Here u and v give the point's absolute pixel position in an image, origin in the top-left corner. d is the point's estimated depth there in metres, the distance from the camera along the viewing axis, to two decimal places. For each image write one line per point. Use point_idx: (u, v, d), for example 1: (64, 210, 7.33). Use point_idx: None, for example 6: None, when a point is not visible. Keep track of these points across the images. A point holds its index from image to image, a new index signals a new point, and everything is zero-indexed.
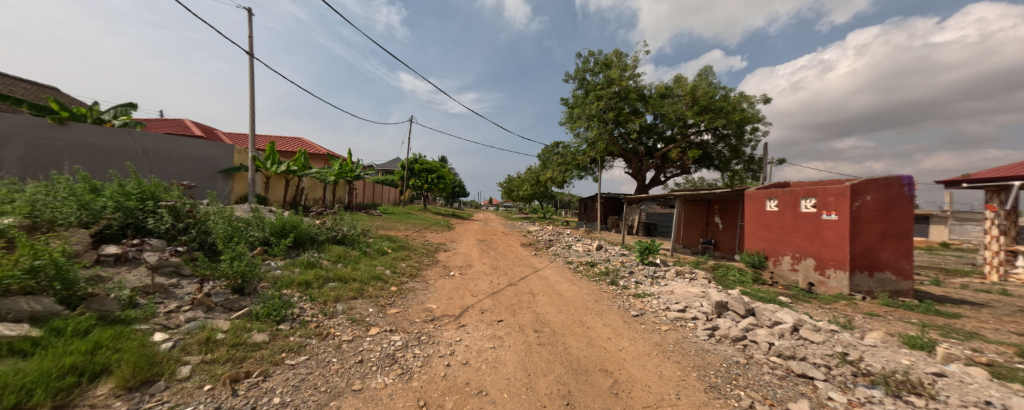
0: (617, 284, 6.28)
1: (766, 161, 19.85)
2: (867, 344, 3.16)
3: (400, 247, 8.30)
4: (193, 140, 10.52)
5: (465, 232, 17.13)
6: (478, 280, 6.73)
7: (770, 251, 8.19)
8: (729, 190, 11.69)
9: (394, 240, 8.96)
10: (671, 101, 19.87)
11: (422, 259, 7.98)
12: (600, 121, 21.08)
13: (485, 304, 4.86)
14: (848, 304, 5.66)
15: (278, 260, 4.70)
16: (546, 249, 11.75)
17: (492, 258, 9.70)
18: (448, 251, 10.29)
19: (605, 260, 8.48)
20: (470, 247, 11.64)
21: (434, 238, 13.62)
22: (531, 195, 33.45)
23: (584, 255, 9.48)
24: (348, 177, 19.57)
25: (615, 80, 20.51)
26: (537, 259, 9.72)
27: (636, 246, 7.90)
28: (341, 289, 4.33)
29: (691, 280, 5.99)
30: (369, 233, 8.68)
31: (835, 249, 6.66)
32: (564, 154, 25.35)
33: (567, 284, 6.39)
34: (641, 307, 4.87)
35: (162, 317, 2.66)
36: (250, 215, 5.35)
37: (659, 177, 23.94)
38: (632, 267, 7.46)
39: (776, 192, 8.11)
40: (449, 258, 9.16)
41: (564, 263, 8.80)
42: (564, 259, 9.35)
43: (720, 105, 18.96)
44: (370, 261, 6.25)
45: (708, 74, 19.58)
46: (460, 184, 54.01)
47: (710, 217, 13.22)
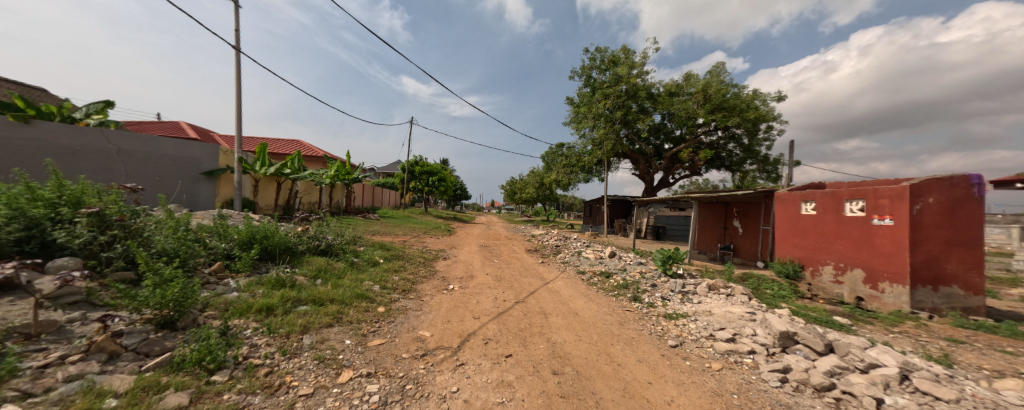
0: (642, 301, 5.43)
1: (781, 162, 18.92)
2: (1016, 402, 2.31)
3: (394, 256, 7.50)
4: (173, 140, 9.81)
5: (467, 237, 16.31)
6: (480, 296, 5.90)
7: (807, 259, 7.33)
8: (751, 191, 10.83)
9: (389, 248, 8.14)
10: (681, 99, 19.06)
11: (419, 270, 7.16)
12: (606, 121, 20.33)
13: (491, 330, 4.04)
14: (918, 326, 4.79)
15: (241, 277, 3.90)
16: (554, 256, 10.89)
17: (496, 267, 8.88)
18: (448, 260, 9.49)
19: (621, 270, 7.63)
20: (472, 255, 10.81)
21: (433, 244, 12.83)
22: (534, 198, 32.67)
23: (597, 264, 8.63)
24: (345, 179, 18.84)
25: (622, 78, 19.73)
26: (544, 268, 8.89)
27: (657, 255, 7.06)
28: (313, 315, 3.52)
29: (729, 297, 5.14)
30: (361, 240, 7.89)
31: (890, 260, 5.80)
32: (569, 156, 24.58)
33: (582, 301, 5.54)
34: (678, 333, 4.03)
35: (28, 376, 1.84)
36: (213, 222, 4.56)
37: (668, 179, 23.04)
38: (655, 280, 6.60)
39: (813, 194, 7.28)
40: (449, 268, 8.35)
41: (576, 273, 7.96)
42: (575, 268, 8.51)
43: (733, 103, 18.10)
44: (357, 274, 5.44)
45: (720, 71, 18.75)
46: (461, 186, 53.22)
47: (729, 221, 12.35)
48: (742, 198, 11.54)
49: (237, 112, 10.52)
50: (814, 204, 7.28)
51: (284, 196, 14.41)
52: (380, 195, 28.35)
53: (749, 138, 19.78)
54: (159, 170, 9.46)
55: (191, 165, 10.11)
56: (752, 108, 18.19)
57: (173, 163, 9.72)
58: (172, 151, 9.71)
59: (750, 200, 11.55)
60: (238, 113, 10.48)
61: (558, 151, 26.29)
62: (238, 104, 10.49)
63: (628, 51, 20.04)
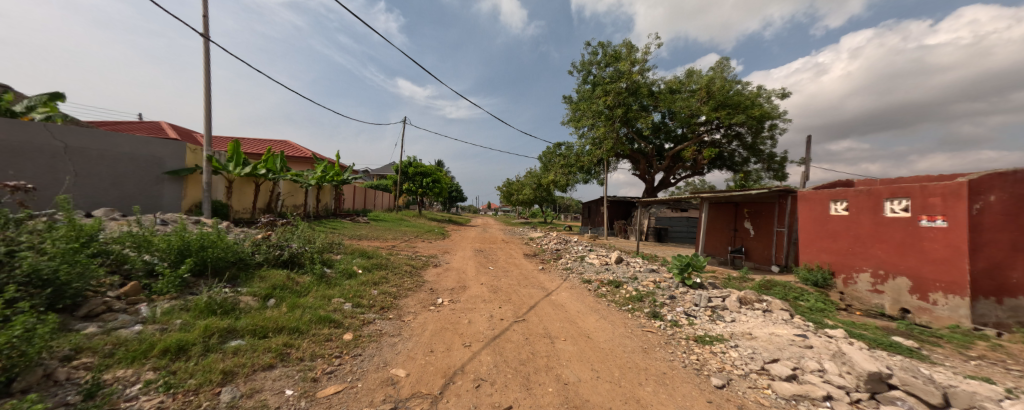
0: (663, 319, 4.60)
1: (786, 160, 18.30)
2: None
3: (377, 265, 6.60)
4: (133, 137, 8.90)
5: (461, 241, 15.44)
6: (473, 313, 5.03)
7: (838, 265, 6.58)
8: (765, 191, 10.10)
9: (371, 256, 7.23)
10: (684, 96, 18.42)
11: (404, 281, 6.26)
12: (607, 119, 19.62)
13: (485, 365, 3.18)
14: (995, 349, 4.00)
15: (159, 302, 3.01)
16: (555, 262, 10.08)
17: (492, 275, 8.04)
18: (439, 267, 8.62)
19: (631, 279, 6.82)
20: (465, 261, 9.91)
21: (424, 249, 11.92)
22: (531, 199, 31.93)
23: (603, 272, 7.80)
24: (332, 181, 17.89)
25: (623, 75, 19.04)
26: (546, 276, 8.04)
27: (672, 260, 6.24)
28: (246, 354, 2.63)
29: (767, 314, 4.34)
30: (340, 248, 6.99)
31: (944, 267, 5.05)
32: (568, 155, 23.87)
33: (594, 319, 4.70)
34: (721, 366, 3.20)
35: None
36: (137, 231, 3.65)
37: (669, 179, 22.31)
38: (673, 291, 5.79)
39: (845, 192, 6.54)
40: (439, 277, 7.47)
41: (581, 282, 7.12)
42: (579, 276, 7.70)
43: (737, 99, 17.44)
44: (325, 290, 4.54)
45: (723, 67, 18.14)
46: (457, 188, 52.36)
47: (739, 222, 11.62)
48: (754, 198, 10.82)
49: (206, 106, 9.60)
50: (845, 204, 6.54)
51: (263, 198, 13.48)
52: (372, 197, 27.39)
53: (753, 135, 19.15)
54: (115, 171, 8.55)
55: (153, 164, 9.18)
56: (757, 104, 17.55)
57: (131, 162, 8.81)
58: (130, 148, 8.81)
59: (762, 199, 10.83)
60: (208, 106, 9.56)
61: (556, 151, 25.60)
62: (207, 97, 9.57)
63: (629, 46, 19.44)
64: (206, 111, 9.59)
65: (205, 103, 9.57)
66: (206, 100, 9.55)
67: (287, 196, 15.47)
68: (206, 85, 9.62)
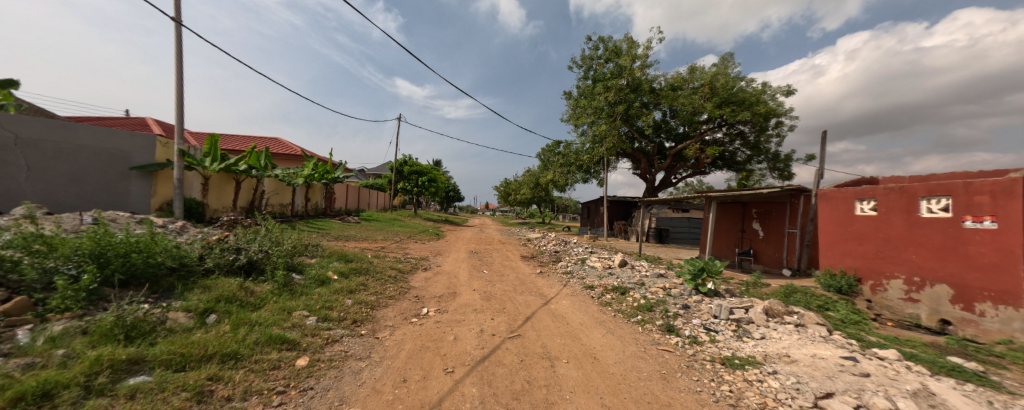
0: (679, 334, 3.99)
1: (792, 159, 17.75)
2: None
3: (357, 269, 5.93)
4: (95, 128, 8.24)
5: (456, 242, 14.80)
6: (461, 326, 4.38)
7: (865, 271, 6.00)
8: (777, 190, 9.53)
9: (353, 259, 6.56)
10: (686, 93, 17.89)
11: (386, 288, 5.61)
12: (607, 117, 19.06)
13: (469, 402, 2.53)
14: None
15: (48, 324, 2.35)
16: (554, 265, 9.46)
17: (486, 280, 7.39)
18: (430, 272, 7.96)
19: (638, 286, 6.21)
20: (458, 264, 9.26)
21: (416, 251, 11.27)
22: (529, 199, 31.29)
23: (607, 277, 7.17)
24: (321, 179, 17.19)
25: (624, 71, 18.51)
26: (545, 281, 7.42)
27: (688, 264, 5.57)
28: (144, 397, 1.97)
29: (800, 330, 3.74)
30: (316, 252, 6.32)
31: (993, 274, 4.47)
32: (566, 154, 23.33)
33: (600, 334, 4.08)
34: (760, 401, 2.58)
35: None
36: (43, 232, 2.98)
37: (671, 179, 21.87)
38: (686, 299, 5.18)
39: (874, 190, 5.95)
40: (428, 283, 6.84)
41: (583, 288, 6.50)
42: (581, 281, 7.08)
43: (743, 95, 16.84)
44: (287, 301, 3.88)
45: (728, 62, 17.58)
46: (454, 188, 51.79)
47: (747, 223, 11.07)
48: (764, 197, 10.26)
49: (178, 95, 8.88)
50: (874, 203, 5.95)
51: (246, 197, 12.82)
52: (366, 196, 26.70)
53: (757, 133, 18.59)
54: (74, 165, 7.89)
55: (118, 158, 8.52)
56: (763, 101, 16.96)
57: (93, 156, 8.14)
58: (92, 141, 8.15)
59: (772, 199, 10.27)
60: (181, 96, 8.84)
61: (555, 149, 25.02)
62: (180, 86, 8.85)
63: (630, 41, 18.89)
64: (179, 102, 8.88)
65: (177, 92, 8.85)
66: (179, 89, 8.84)
67: (274, 195, 14.80)
68: (179, 73, 8.91)
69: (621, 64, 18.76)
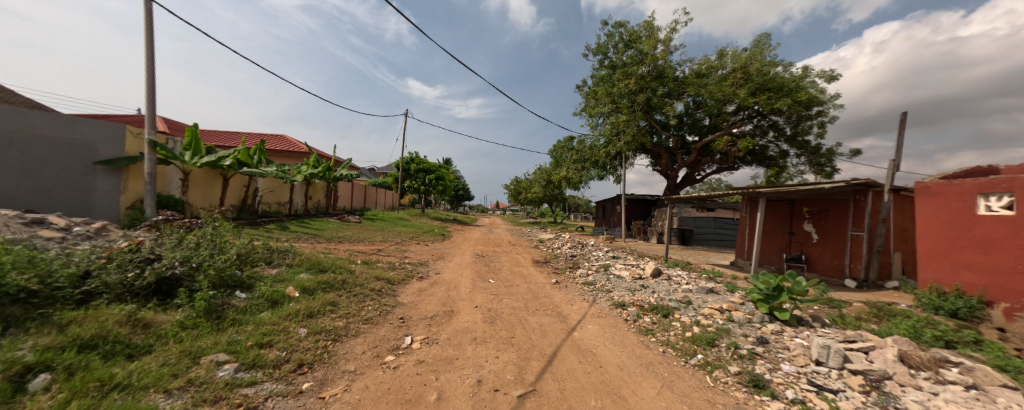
0: (776, 396, 2.61)
1: (836, 153, 15.85)
2: None
3: (330, 282, 4.74)
4: (52, 116, 7.39)
5: (462, 244, 13.66)
6: (451, 372, 3.08)
7: (998, 291, 4.45)
8: (840, 185, 7.95)
9: (329, 267, 5.37)
10: (714, 80, 16.40)
11: (363, 308, 4.43)
12: (626, 108, 17.65)
13: None
14: None
15: None
16: (572, 272, 8.13)
17: (492, 293, 6.14)
18: (426, 282, 6.73)
19: (685, 306, 4.81)
20: (460, 271, 8.03)
21: (417, 254, 10.17)
22: (541, 198, 29.95)
23: (640, 292, 5.78)
24: (321, 177, 16.29)
25: (645, 57, 17.12)
26: (562, 294, 6.14)
27: (761, 287, 4.04)
28: None
29: (980, 400, 2.35)
30: (284, 260, 5.17)
31: None
32: (581, 149, 22.01)
33: (653, 391, 2.77)
34: None
35: None
36: None
37: (695, 175, 20.25)
38: (761, 330, 3.78)
39: (1010, 182, 4.42)
40: (421, 297, 5.66)
41: (612, 307, 5.17)
42: (608, 297, 5.74)
43: (780, 81, 15.03)
44: (197, 340, 2.68)
45: (762, 45, 15.84)
46: (464, 187, 51.00)
47: (797, 225, 9.49)
48: (820, 194, 8.69)
49: (150, 82, 8.18)
50: (1010, 199, 4.44)
51: (236, 195, 11.96)
52: (374, 195, 25.92)
53: (794, 125, 16.77)
54: (29, 156, 7.04)
55: (81, 149, 7.65)
56: (804, 87, 15.09)
57: (50, 147, 7.27)
58: (48, 130, 7.28)
59: (830, 196, 8.69)
60: (153, 82, 8.12)
61: (569, 144, 23.62)
62: (152, 72, 8.15)
63: (650, 26, 17.45)
64: (150, 88, 8.14)
65: (149, 78, 8.15)
66: (151, 75, 8.15)
67: (269, 192, 13.92)
68: (151, 57, 8.16)
69: (640, 50, 17.31)
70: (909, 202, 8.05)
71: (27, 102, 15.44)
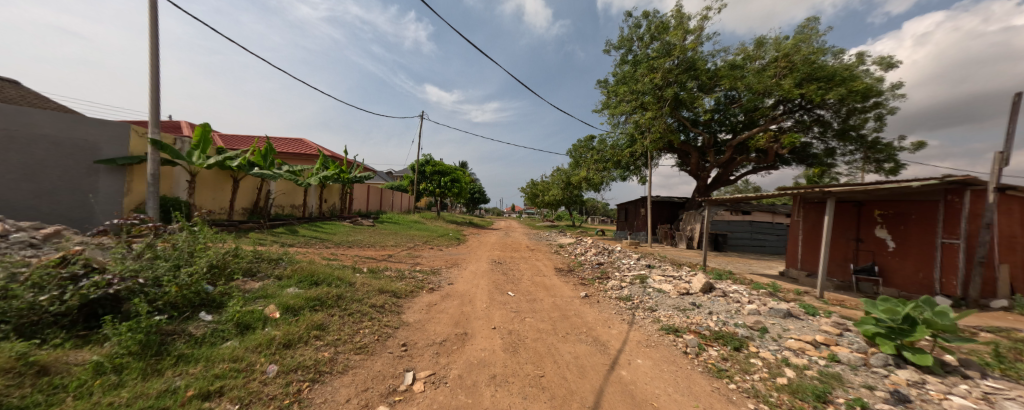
0: None
1: (897, 148, 14.22)
2: None
3: (321, 299, 3.96)
4: (54, 114, 7.05)
5: (478, 249, 12.88)
6: None
7: None
8: (929, 182, 6.65)
9: (326, 279, 4.62)
10: (752, 71, 15.03)
11: (357, 331, 3.64)
12: (653, 103, 16.47)
13: None
14: None
15: None
16: (601, 284, 7.12)
17: (513, 310, 5.23)
18: (437, 295, 5.89)
19: (760, 335, 3.77)
20: (475, 282, 7.18)
21: (428, 260, 9.44)
22: (559, 200, 28.90)
23: (693, 313, 4.74)
24: (336, 179, 15.95)
25: (674, 49, 15.93)
26: (595, 312, 5.18)
27: (884, 317, 3.03)
28: None
29: None
30: (274, 271, 4.45)
31: None
32: (602, 149, 20.92)
33: None
34: None
35: None
36: None
37: (727, 175, 18.79)
38: (890, 381, 2.71)
39: None
40: (429, 314, 4.84)
41: (661, 333, 4.17)
42: (653, 318, 4.73)
43: (830, 69, 13.54)
44: (108, 394, 1.93)
45: (807, 31, 14.36)
46: (479, 190, 50.52)
47: (866, 230, 8.21)
48: (898, 194, 7.41)
49: (154, 78, 7.80)
50: None
51: (248, 198, 11.64)
52: (390, 197, 25.66)
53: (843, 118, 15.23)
54: (29, 156, 6.73)
55: (84, 149, 7.33)
56: (858, 75, 13.53)
57: (51, 147, 6.95)
58: (51, 129, 6.97)
59: (910, 197, 7.40)
60: (157, 79, 7.75)
61: (589, 144, 22.50)
62: (156, 68, 7.77)
63: (680, 16, 16.25)
64: (154, 85, 7.76)
65: (153, 74, 7.78)
66: (155, 72, 7.78)
67: (283, 195, 13.61)
68: (156, 52, 7.80)
69: (668, 41, 16.11)
70: (1018, 202, 6.63)
71: (58, 107, 15.84)
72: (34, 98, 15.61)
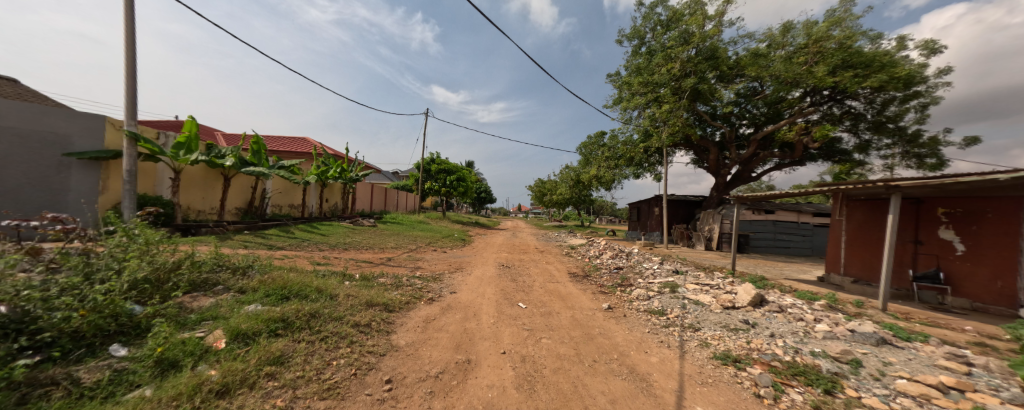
0: None
1: (940, 141, 13.08)
2: None
3: (286, 319, 3.15)
4: (19, 104, 6.41)
5: (485, 250, 12.08)
6: None
7: None
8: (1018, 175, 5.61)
9: (301, 292, 3.83)
10: (778, 58, 13.95)
11: (330, 363, 2.83)
12: (670, 95, 15.48)
13: None
14: None
15: None
16: (625, 293, 6.22)
17: (526, 327, 4.40)
18: (436, 308, 5.08)
19: (854, 372, 2.86)
20: (481, 290, 6.34)
21: (430, 264, 8.64)
22: (567, 199, 27.97)
23: (750, 334, 3.82)
24: (338, 177, 15.32)
25: (693, 37, 14.90)
26: (623, 331, 4.29)
27: None
28: None
29: None
30: (237, 282, 3.68)
31: None
32: (614, 145, 19.94)
33: None
34: None
35: None
36: None
37: (749, 172, 17.71)
38: None
39: None
40: (426, 333, 4.03)
41: (716, 363, 3.28)
42: (700, 341, 3.83)
43: (868, 55, 12.42)
44: None
45: (840, 14, 13.25)
46: (486, 190, 49.86)
47: (926, 231, 7.21)
48: (971, 189, 6.39)
49: (130, 65, 7.12)
50: None
51: (241, 197, 10.99)
52: (394, 197, 25.03)
53: (878, 109, 14.14)
54: None
55: (53, 142, 6.69)
56: (899, 61, 12.40)
57: (16, 140, 6.32)
58: (15, 121, 6.32)
59: (984, 193, 6.39)
60: (133, 66, 7.07)
61: (600, 140, 21.50)
62: (131, 54, 7.08)
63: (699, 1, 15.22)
64: (129, 72, 7.07)
65: (128, 61, 7.10)
66: (131, 59, 7.09)
67: (280, 194, 12.96)
68: (131, 36, 7.11)
69: (687, 29, 15.06)
70: None
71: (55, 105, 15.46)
72: (31, 96, 15.25)
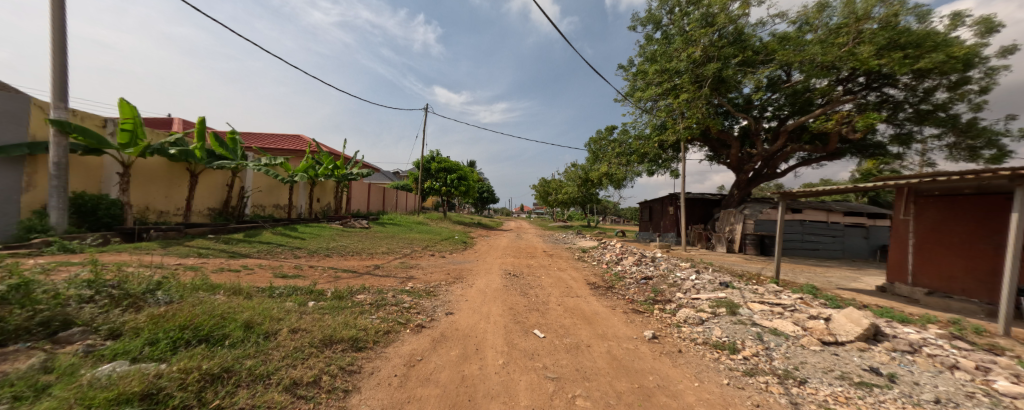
0: None
1: (997, 131, 11.68)
2: None
3: (154, 396, 1.84)
4: None
5: (488, 255, 10.78)
6: None
7: None
8: None
9: (214, 334, 2.55)
10: (812, 41, 12.62)
11: None
12: (690, 83, 14.11)
13: None
14: None
15: None
16: (667, 314, 4.90)
17: (550, 374, 3.09)
18: (426, 339, 3.79)
19: None
20: (485, 308, 5.06)
21: (424, 272, 7.38)
22: (574, 199, 26.60)
23: (900, 397, 2.49)
24: (330, 175, 14.11)
25: (716, 18, 13.55)
26: (687, 380, 2.98)
27: None
28: None
29: None
30: (112, 320, 2.40)
31: None
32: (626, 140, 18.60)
33: None
34: None
35: None
36: None
37: (773, 168, 16.33)
38: None
39: None
40: (403, 389, 2.72)
41: None
42: (820, 406, 2.50)
43: (920, 33, 11.03)
44: None
45: None
46: (488, 190, 48.49)
47: None
48: None
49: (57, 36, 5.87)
50: None
51: (213, 195, 9.73)
52: (392, 197, 23.80)
53: (922, 97, 12.74)
54: None
55: None
56: (953, 40, 11.04)
57: None
58: None
59: None
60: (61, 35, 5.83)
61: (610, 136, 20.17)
62: (60, 20, 5.85)
63: None
64: (59, 44, 5.84)
65: (56, 30, 5.85)
66: (60, 27, 5.85)
67: (260, 192, 11.71)
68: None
69: (709, 11, 13.68)
70: None
71: None
72: None
